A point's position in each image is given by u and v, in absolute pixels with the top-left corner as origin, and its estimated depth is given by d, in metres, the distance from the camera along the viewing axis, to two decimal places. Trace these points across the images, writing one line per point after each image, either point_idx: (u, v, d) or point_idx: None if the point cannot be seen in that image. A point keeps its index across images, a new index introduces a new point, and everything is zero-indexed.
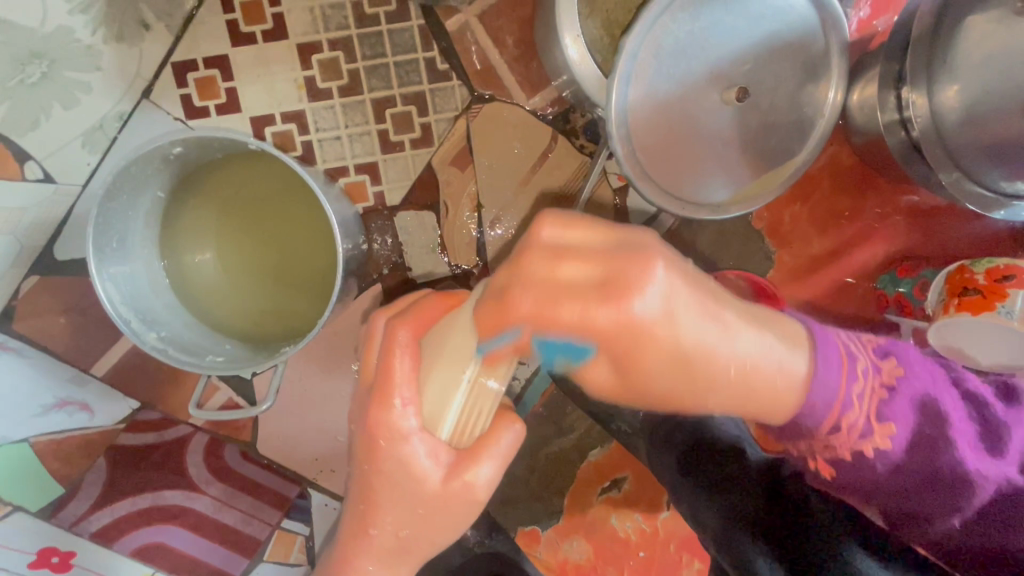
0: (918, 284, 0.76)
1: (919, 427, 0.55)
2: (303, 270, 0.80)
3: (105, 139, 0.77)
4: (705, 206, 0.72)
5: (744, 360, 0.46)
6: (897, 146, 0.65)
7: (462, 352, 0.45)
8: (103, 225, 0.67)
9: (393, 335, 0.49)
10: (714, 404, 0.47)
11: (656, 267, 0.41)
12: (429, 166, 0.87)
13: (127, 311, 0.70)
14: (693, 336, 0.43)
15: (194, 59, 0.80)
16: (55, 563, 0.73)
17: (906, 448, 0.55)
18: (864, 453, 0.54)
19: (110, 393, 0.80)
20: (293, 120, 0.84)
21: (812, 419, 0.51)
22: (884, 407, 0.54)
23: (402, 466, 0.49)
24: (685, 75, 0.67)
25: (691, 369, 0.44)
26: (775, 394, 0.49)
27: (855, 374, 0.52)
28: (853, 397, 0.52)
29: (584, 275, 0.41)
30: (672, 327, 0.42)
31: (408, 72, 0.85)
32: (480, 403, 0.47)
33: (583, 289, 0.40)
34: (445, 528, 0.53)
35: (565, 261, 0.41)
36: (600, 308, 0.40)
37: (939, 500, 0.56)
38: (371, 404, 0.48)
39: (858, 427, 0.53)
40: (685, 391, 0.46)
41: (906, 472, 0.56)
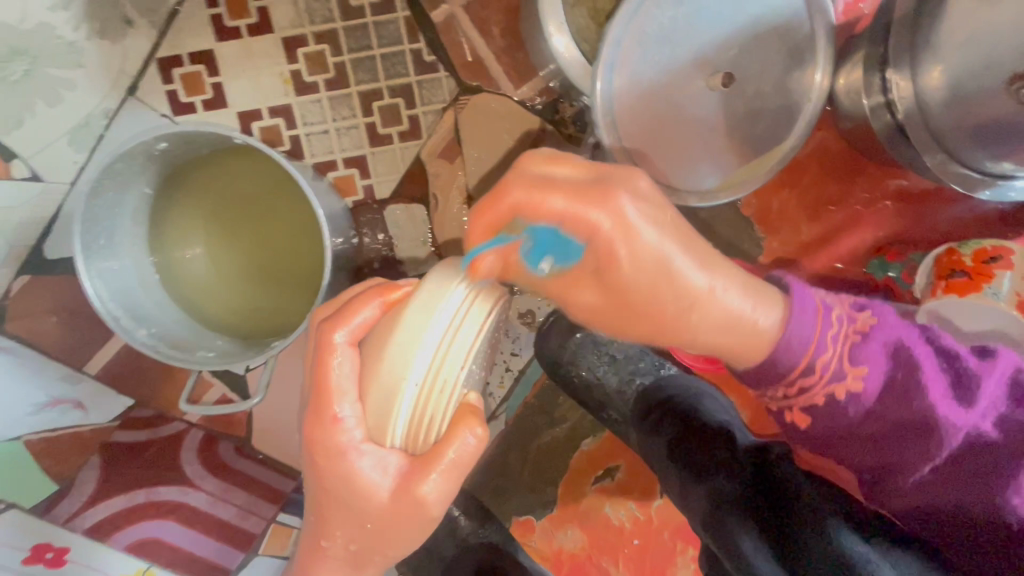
0: (907, 267, 0.76)
1: (893, 371, 0.55)
2: (290, 264, 0.80)
3: (91, 138, 0.77)
4: (693, 193, 0.72)
5: (715, 287, 0.52)
6: (882, 129, 0.65)
7: (405, 346, 0.44)
8: (90, 222, 0.67)
9: (324, 342, 0.48)
10: (699, 338, 0.53)
11: (642, 179, 0.51)
12: (418, 158, 0.87)
13: (116, 308, 0.70)
14: (668, 250, 0.49)
15: (180, 55, 0.79)
16: (48, 559, 0.68)
17: (879, 393, 0.55)
18: (836, 397, 0.55)
19: (104, 391, 0.82)
20: (280, 115, 0.83)
21: (790, 359, 0.53)
22: (858, 350, 0.55)
23: (347, 481, 0.48)
24: (670, 61, 0.67)
25: (672, 280, 0.50)
26: (756, 337, 0.53)
27: (828, 321, 0.55)
28: (826, 340, 0.54)
29: (574, 179, 0.49)
30: (652, 233, 0.49)
31: (395, 65, 0.85)
32: (434, 401, 0.45)
33: (574, 199, 0.47)
34: (405, 538, 0.51)
35: (558, 169, 0.49)
36: (586, 207, 0.47)
37: (911, 449, 0.54)
38: (308, 419, 0.48)
39: (830, 369, 0.54)
40: (671, 303, 0.51)
41: (878, 418, 0.55)
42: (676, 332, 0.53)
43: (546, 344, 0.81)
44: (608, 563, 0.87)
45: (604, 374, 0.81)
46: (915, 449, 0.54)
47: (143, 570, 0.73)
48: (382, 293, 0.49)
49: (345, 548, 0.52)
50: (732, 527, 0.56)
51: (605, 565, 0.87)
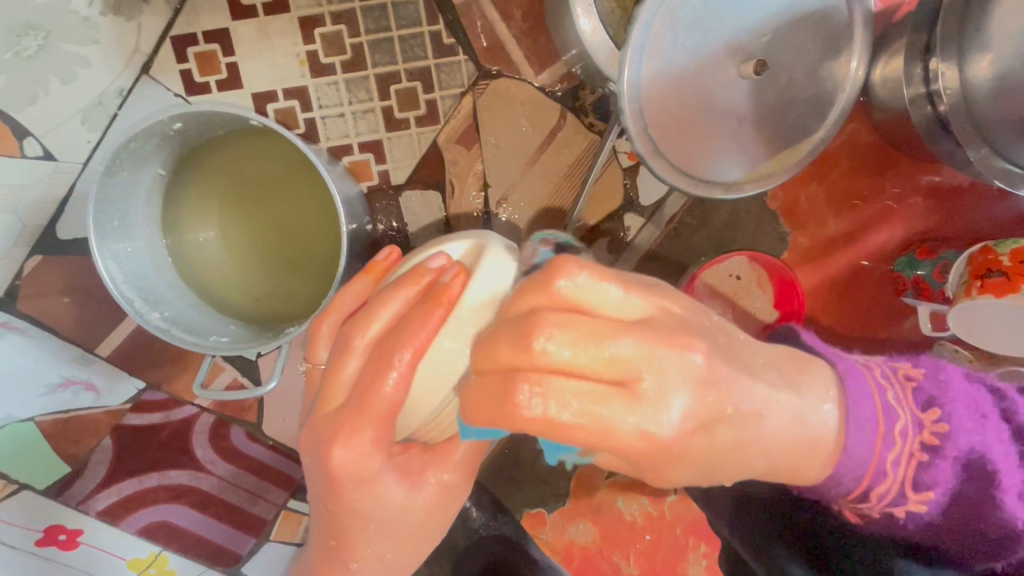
0: (939, 266, 0.73)
1: (960, 486, 0.51)
2: (303, 248, 0.79)
3: (105, 116, 0.75)
4: (719, 184, 0.70)
5: (768, 405, 0.42)
6: (922, 121, 0.63)
7: (454, 357, 0.46)
8: (104, 202, 0.66)
9: (349, 342, 0.47)
10: (755, 458, 0.43)
11: (697, 353, 0.38)
12: (435, 144, 0.85)
13: (129, 291, 0.69)
14: (729, 394, 0.40)
15: (194, 33, 0.78)
16: (61, 542, 0.70)
17: (945, 504, 0.51)
18: (895, 517, 0.52)
19: (118, 373, 0.80)
20: (295, 97, 0.82)
21: (840, 488, 0.49)
22: (925, 473, 0.50)
23: (372, 500, 0.49)
24: (701, 48, 0.64)
25: (731, 460, 0.42)
26: (811, 452, 0.45)
27: (890, 440, 0.48)
28: (886, 466, 0.48)
29: (632, 310, 0.39)
30: (710, 398, 0.38)
31: (413, 47, 0.83)
32: (471, 397, 0.49)
33: (647, 339, 0.37)
34: (433, 531, 0.54)
35: (609, 288, 0.38)
36: (630, 414, 0.36)
37: (973, 539, 0.52)
38: (338, 440, 0.47)
39: (888, 496, 0.50)
40: (724, 446, 0.41)
41: (937, 531, 0.53)
42: (727, 470, 0.43)
43: None
44: (620, 558, 0.86)
45: None
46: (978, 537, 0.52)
47: (155, 554, 0.76)
48: (437, 304, 0.45)
49: (377, 560, 0.53)
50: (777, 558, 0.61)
51: (617, 560, 0.86)
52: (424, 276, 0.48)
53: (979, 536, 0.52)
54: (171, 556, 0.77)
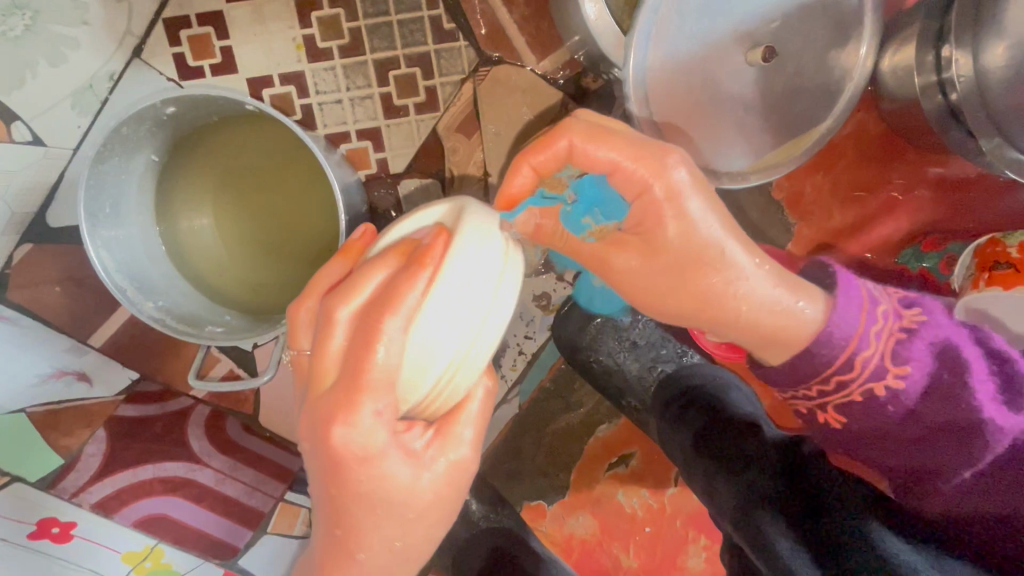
0: (945, 258, 0.75)
1: (939, 372, 0.49)
2: (300, 237, 0.77)
3: (96, 100, 0.73)
4: (724, 174, 0.69)
5: (750, 288, 0.51)
6: (932, 110, 0.62)
7: (437, 330, 0.45)
8: (95, 189, 0.64)
9: (331, 314, 0.46)
10: (744, 314, 0.51)
11: (682, 168, 0.51)
12: (435, 132, 0.84)
13: (122, 280, 0.67)
14: (717, 230, 0.51)
15: (187, 15, 0.75)
16: (55, 534, 0.67)
17: (924, 393, 0.49)
18: (874, 394, 0.50)
19: (111, 364, 0.80)
20: (292, 82, 0.80)
21: (807, 368, 0.50)
22: (903, 347, 0.49)
23: (378, 480, 0.47)
24: (708, 34, 0.63)
25: (700, 271, 0.51)
26: (790, 325, 0.50)
27: (873, 315, 0.50)
28: (869, 334, 0.49)
29: (614, 158, 0.50)
30: (702, 215, 0.51)
31: (412, 32, 0.81)
32: (463, 368, 0.48)
33: (629, 153, 0.50)
34: (445, 515, 0.52)
35: (603, 147, 0.50)
36: (627, 154, 0.50)
37: (956, 450, 0.48)
38: (335, 411, 0.45)
39: (873, 365, 0.49)
40: (714, 292, 0.52)
41: (917, 419, 0.50)
42: (710, 304, 0.52)
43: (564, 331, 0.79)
44: (619, 550, 0.86)
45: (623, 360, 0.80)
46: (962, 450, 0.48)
47: (150, 546, 0.72)
48: (424, 267, 0.44)
49: (390, 550, 0.50)
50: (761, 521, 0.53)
51: (616, 552, 0.86)
52: (406, 247, 0.47)
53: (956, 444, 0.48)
54: (167, 549, 0.74)
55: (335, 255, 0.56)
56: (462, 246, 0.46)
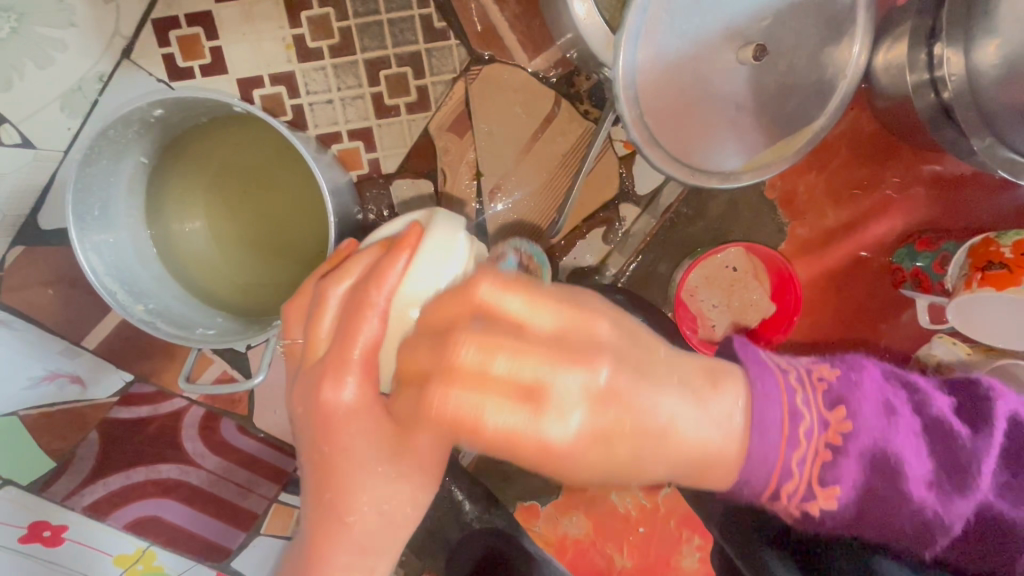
0: (938, 257, 0.71)
1: (867, 481, 0.48)
2: (292, 238, 0.77)
3: (86, 102, 0.73)
4: (716, 173, 0.68)
5: (668, 419, 0.41)
6: (925, 109, 0.61)
7: (418, 296, 0.46)
8: (84, 192, 0.64)
9: (323, 296, 0.49)
10: (674, 449, 0.42)
11: (605, 321, 0.41)
12: (426, 132, 0.83)
13: (112, 283, 0.67)
14: (620, 360, 0.40)
15: (176, 16, 0.75)
16: (47, 538, 0.69)
17: (854, 498, 0.49)
18: (808, 508, 0.49)
19: (105, 366, 0.79)
20: (282, 83, 0.79)
21: (751, 488, 0.46)
22: (828, 472, 0.47)
23: (358, 438, 0.46)
24: (699, 32, 0.62)
25: (636, 463, 0.41)
26: (716, 461, 0.44)
27: (795, 415, 0.45)
28: (790, 464, 0.46)
29: (543, 324, 0.40)
30: (602, 417, 0.39)
31: (403, 31, 0.80)
32: (436, 343, 0.48)
33: (533, 298, 0.40)
34: (430, 485, 0.49)
35: (511, 299, 0.40)
36: (568, 317, 0.40)
37: (884, 520, 0.50)
38: (324, 376, 0.47)
39: (798, 493, 0.48)
40: (619, 460, 0.40)
41: (863, 522, 0.50)
42: (645, 468, 0.42)
43: None
44: (613, 550, 0.86)
45: None
46: (889, 522, 0.50)
47: (143, 549, 0.75)
48: (402, 250, 0.48)
49: (376, 512, 0.48)
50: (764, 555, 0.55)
51: (610, 552, 0.86)
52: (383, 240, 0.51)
53: (891, 521, 0.50)
54: (159, 552, 0.76)
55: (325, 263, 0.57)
56: (436, 236, 0.49)
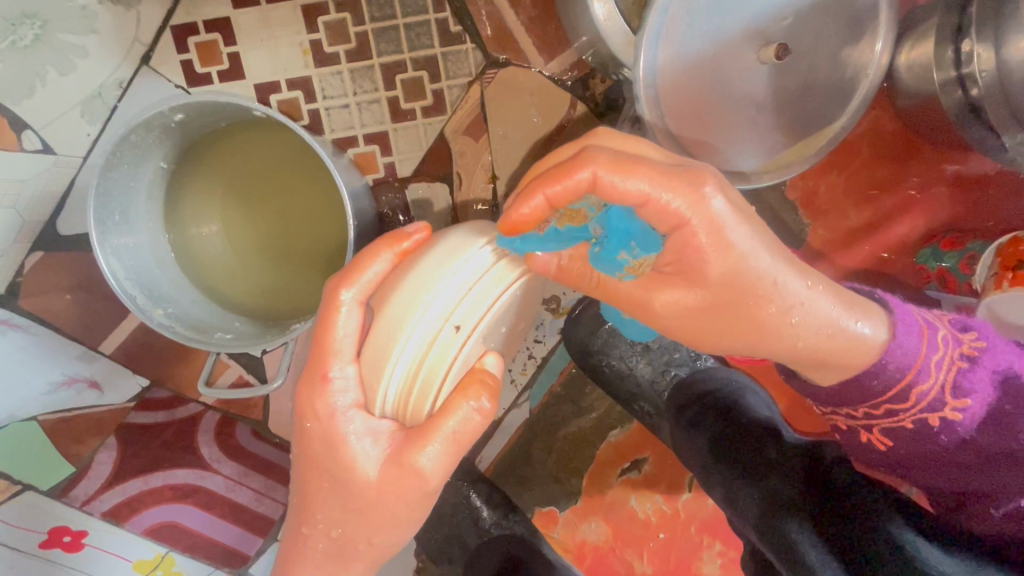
0: (965, 257, 0.71)
1: (998, 403, 0.52)
2: (309, 242, 0.77)
3: (104, 108, 0.73)
4: (736, 174, 0.68)
5: (801, 301, 0.48)
6: (951, 106, 0.60)
7: (399, 317, 0.45)
8: (105, 197, 0.64)
9: (332, 297, 0.46)
10: (797, 344, 0.49)
11: (716, 194, 0.44)
12: (442, 135, 0.83)
13: (132, 288, 0.67)
14: (765, 258, 0.47)
15: (194, 22, 0.76)
16: (66, 543, 0.70)
17: (980, 424, 0.52)
18: (928, 424, 0.52)
19: (120, 370, 0.78)
20: (299, 88, 0.80)
21: (881, 379, 0.50)
22: (964, 379, 0.51)
23: (331, 448, 0.46)
24: (719, 33, 0.62)
25: (763, 298, 0.47)
26: (856, 347, 0.50)
27: (933, 342, 0.51)
28: (930, 366, 0.51)
29: (641, 193, 0.43)
30: (744, 236, 0.46)
31: (419, 35, 0.81)
32: (432, 364, 0.45)
33: (658, 179, 0.43)
34: (394, 522, 0.49)
35: (631, 180, 0.43)
36: (675, 198, 0.44)
37: (1009, 476, 0.51)
38: (304, 382, 0.46)
39: (928, 397, 0.51)
40: (768, 323, 0.48)
41: (973, 447, 0.52)
42: (768, 345, 0.50)
43: (575, 331, 0.78)
44: (632, 556, 0.85)
45: (636, 364, 0.77)
46: (1015, 478, 0.51)
47: (161, 554, 0.75)
48: (389, 246, 0.47)
49: (328, 536, 0.50)
50: (792, 534, 0.52)
51: (630, 559, 0.85)
52: (400, 241, 0.47)
53: (1016, 481, 0.50)
54: (178, 557, 0.76)
55: (382, 238, 0.48)
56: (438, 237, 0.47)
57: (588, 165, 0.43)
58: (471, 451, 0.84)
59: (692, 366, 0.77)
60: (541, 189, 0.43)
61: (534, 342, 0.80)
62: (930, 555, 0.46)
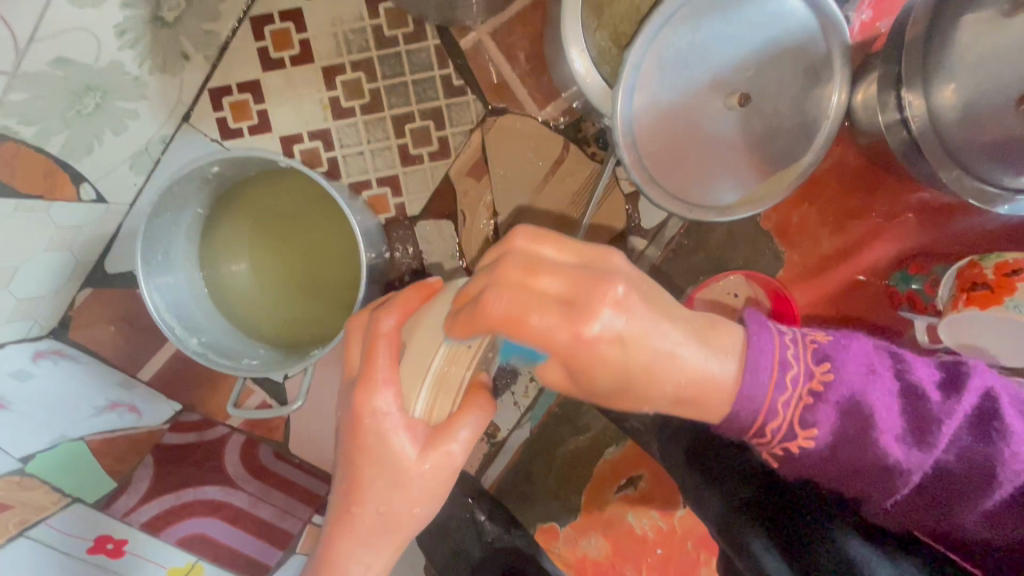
0: (930, 281, 0.76)
1: (843, 426, 0.50)
2: (326, 278, 0.85)
3: (150, 161, 0.84)
4: (712, 208, 0.74)
5: (670, 351, 0.46)
6: (898, 145, 0.66)
7: (422, 345, 0.49)
8: (150, 240, 0.74)
9: (374, 327, 0.52)
10: (661, 387, 0.47)
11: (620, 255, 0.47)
12: (447, 177, 0.92)
13: (171, 319, 0.76)
14: (648, 327, 0.45)
15: (229, 85, 0.87)
16: (109, 550, 0.73)
17: (837, 447, 0.51)
18: (790, 453, 0.52)
19: (155, 396, 0.88)
20: (319, 138, 0.89)
21: (738, 425, 0.50)
22: (810, 414, 0.50)
23: (380, 441, 0.50)
24: (688, 85, 0.69)
25: (648, 376, 0.46)
26: (711, 390, 0.48)
27: (782, 383, 0.50)
28: (776, 406, 0.49)
29: (557, 292, 0.43)
30: (625, 322, 0.44)
31: (425, 90, 0.90)
32: (446, 375, 0.49)
33: (567, 252, 0.46)
34: (430, 497, 0.53)
35: (544, 281, 0.43)
36: (564, 330, 0.43)
37: (879, 485, 0.51)
38: (356, 391, 0.50)
39: (781, 433, 0.51)
40: (641, 375, 0.46)
41: (835, 465, 0.51)
42: (642, 390, 0.47)
43: None
44: (631, 571, 0.88)
45: None
46: (883, 487, 0.51)
47: (192, 562, 0.78)
48: (422, 290, 0.55)
49: (373, 512, 0.52)
50: (751, 540, 0.58)
51: (629, 574, 0.88)
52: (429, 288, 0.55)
53: (878, 488, 0.51)
54: (206, 566, 0.79)
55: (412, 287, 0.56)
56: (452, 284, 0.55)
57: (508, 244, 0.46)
58: (475, 469, 0.89)
59: None
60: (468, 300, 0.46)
61: None
62: (854, 545, 0.54)
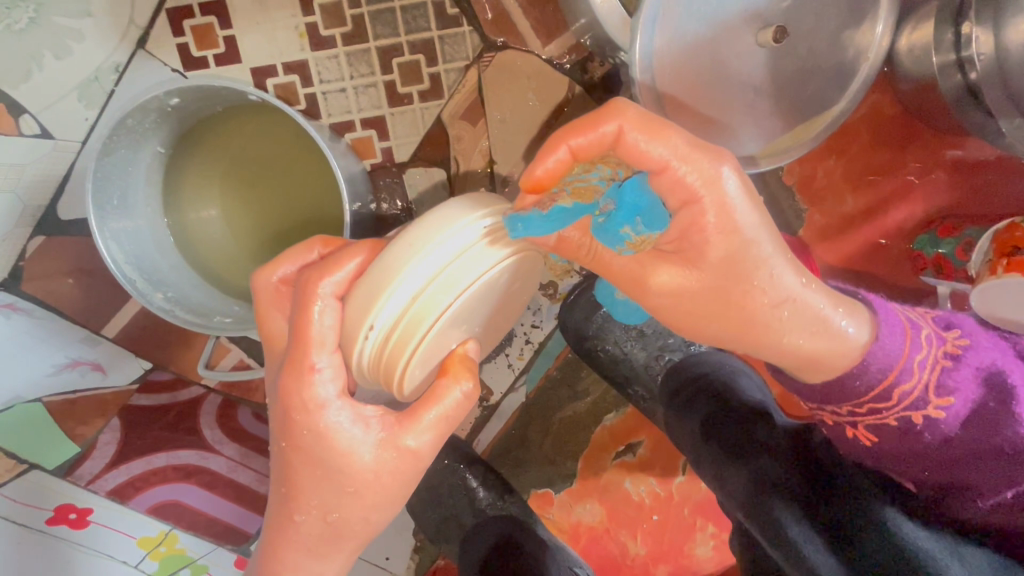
0: (962, 244, 0.72)
1: (982, 399, 0.49)
2: (302, 230, 0.77)
3: (102, 93, 0.73)
4: (734, 159, 0.67)
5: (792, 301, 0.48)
6: (951, 89, 0.62)
7: (383, 280, 0.42)
8: (102, 180, 0.65)
9: (305, 289, 0.44)
10: (784, 340, 0.48)
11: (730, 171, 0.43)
12: (440, 120, 0.83)
13: (132, 272, 0.68)
14: (767, 249, 0.46)
15: (189, 5, 0.75)
16: (72, 520, 0.70)
17: (965, 420, 0.49)
18: (912, 423, 0.49)
19: (123, 354, 0.79)
20: (296, 71, 0.79)
21: (865, 378, 0.48)
22: (947, 377, 0.49)
23: (319, 439, 0.45)
24: (717, 15, 0.61)
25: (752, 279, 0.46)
26: (836, 346, 0.48)
27: (917, 342, 0.49)
28: (914, 363, 0.48)
29: (662, 158, 0.42)
30: (749, 214, 0.44)
31: (416, 18, 0.80)
32: (407, 325, 0.43)
33: (679, 150, 0.42)
34: (385, 501, 0.49)
35: (656, 143, 0.41)
36: (666, 149, 0.42)
37: (995, 474, 0.48)
38: (284, 374, 0.45)
39: (912, 395, 0.48)
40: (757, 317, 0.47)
41: (959, 446, 0.49)
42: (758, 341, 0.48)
43: (571, 317, 0.78)
44: (627, 537, 0.86)
45: (631, 349, 0.79)
46: (1001, 475, 0.48)
47: (166, 532, 0.76)
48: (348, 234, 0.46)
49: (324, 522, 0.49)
50: (776, 510, 0.53)
51: (624, 539, 0.86)
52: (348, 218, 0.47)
53: (1000, 475, 0.48)
54: (181, 535, 0.77)
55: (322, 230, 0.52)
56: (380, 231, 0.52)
57: (617, 118, 0.41)
58: (467, 434, 0.85)
59: (687, 350, 0.78)
60: (565, 140, 0.42)
61: (532, 327, 0.80)
62: (909, 531, 0.48)
